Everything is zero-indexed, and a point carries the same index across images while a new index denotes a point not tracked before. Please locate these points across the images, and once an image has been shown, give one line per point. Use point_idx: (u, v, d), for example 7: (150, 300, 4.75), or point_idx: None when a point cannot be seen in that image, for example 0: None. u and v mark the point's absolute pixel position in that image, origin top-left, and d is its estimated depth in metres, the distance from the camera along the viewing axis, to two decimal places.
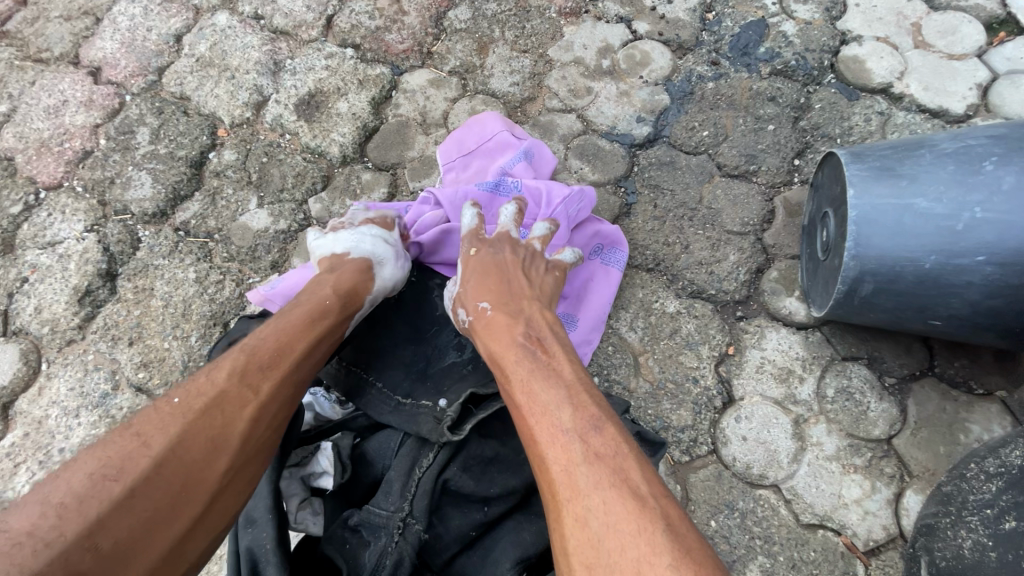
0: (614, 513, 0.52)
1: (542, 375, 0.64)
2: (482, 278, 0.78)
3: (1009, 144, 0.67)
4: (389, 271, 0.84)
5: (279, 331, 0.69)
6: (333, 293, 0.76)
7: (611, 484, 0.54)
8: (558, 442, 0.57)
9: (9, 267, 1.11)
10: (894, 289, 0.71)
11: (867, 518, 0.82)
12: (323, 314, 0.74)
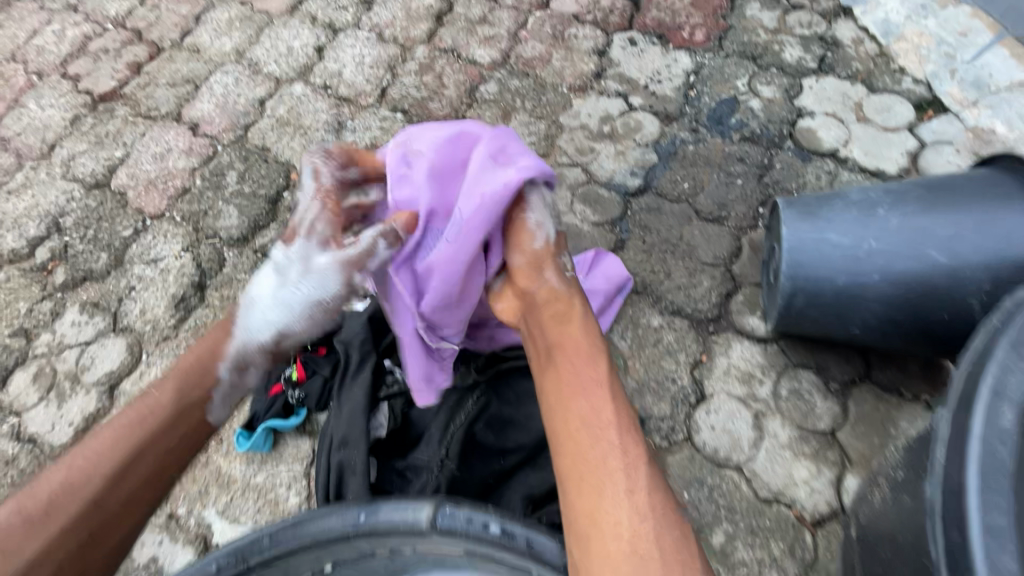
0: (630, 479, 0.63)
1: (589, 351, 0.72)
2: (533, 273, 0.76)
3: (896, 197, 0.91)
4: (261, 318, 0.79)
5: (86, 453, 0.72)
6: (165, 391, 0.78)
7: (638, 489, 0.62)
8: (595, 427, 0.64)
9: (120, 277, 1.38)
10: (819, 301, 0.93)
11: (814, 495, 1.00)
12: (134, 433, 0.74)
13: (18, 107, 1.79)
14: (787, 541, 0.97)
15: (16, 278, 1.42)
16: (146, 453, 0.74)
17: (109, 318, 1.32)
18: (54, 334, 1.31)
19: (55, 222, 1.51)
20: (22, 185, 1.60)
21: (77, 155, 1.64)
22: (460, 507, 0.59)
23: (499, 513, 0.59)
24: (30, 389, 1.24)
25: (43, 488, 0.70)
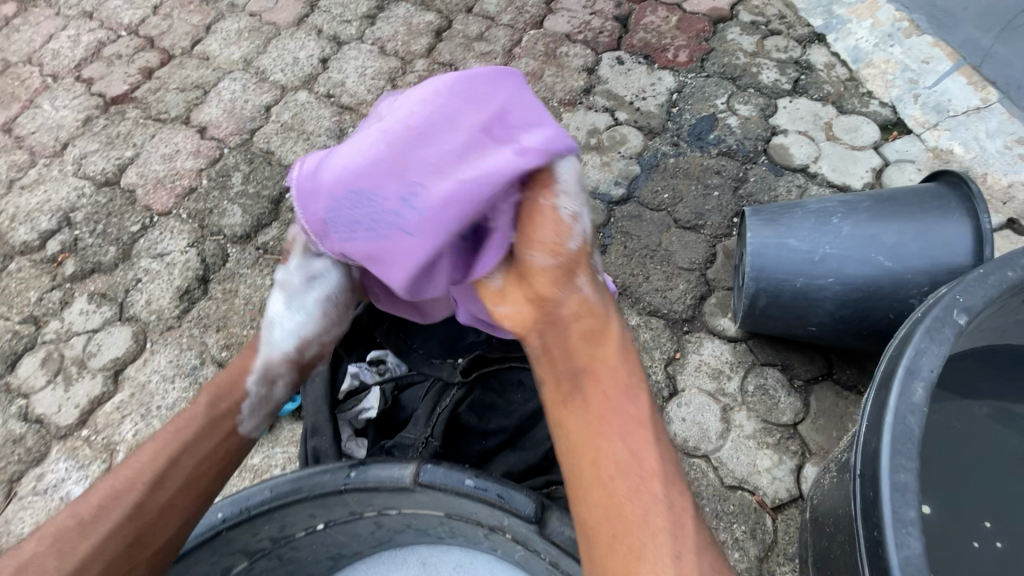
0: None
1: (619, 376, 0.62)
2: (560, 292, 0.64)
3: (849, 207, 1.00)
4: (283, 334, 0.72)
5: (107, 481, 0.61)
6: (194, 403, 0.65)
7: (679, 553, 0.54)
8: (629, 473, 0.56)
9: (128, 270, 1.45)
10: (779, 301, 1.01)
11: (775, 482, 1.07)
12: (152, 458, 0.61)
13: (32, 107, 1.87)
14: (749, 525, 1.04)
15: (27, 269, 1.49)
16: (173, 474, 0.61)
17: (116, 308, 1.38)
18: (62, 322, 1.37)
19: (66, 217, 1.58)
20: (35, 181, 1.67)
21: (87, 154, 1.72)
22: (440, 463, 0.68)
23: (474, 470, 0.69)
24: (38, 373, 1.30)
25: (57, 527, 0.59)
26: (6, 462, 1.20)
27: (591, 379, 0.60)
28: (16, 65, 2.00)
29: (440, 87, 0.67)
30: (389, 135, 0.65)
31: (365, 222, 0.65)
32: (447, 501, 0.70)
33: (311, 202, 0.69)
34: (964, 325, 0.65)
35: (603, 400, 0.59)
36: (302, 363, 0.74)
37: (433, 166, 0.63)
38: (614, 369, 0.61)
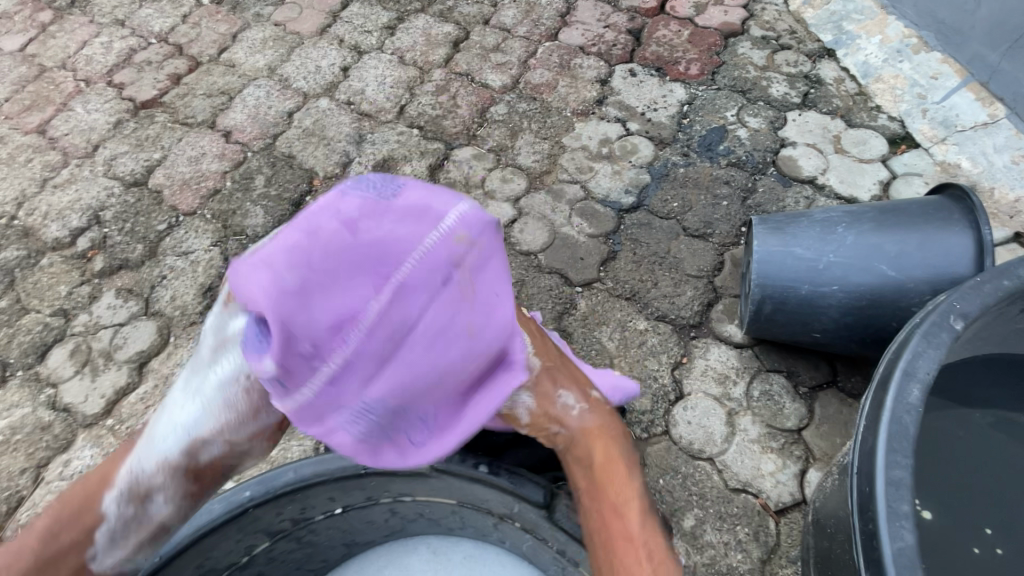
0: None
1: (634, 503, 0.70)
2: (590, 434, 0.73)
3: (854, 217, 1.03)
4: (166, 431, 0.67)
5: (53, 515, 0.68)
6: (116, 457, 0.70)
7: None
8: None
9: (154, 267, 1.50)
10: (784, 308, 1.04)
11: (778, 486, 1.09)
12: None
13: (66, 110, 1.95)
14: (752, 527, 1.06)
15: (58, 264, 1.55)
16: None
17: (141, 303, 1.44)
18: (91, 316, 1.43)
19: (96, 216, 1.64)
20: (67, 180, 1.74)
21: (117, 155, 1.79)
22: (456, 455, 0.74)
23: (487, 461, 0.74)
24: (66, 364, 1.35)
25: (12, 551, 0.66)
26: (34, 448, 1.25)
27: (627, 515, 0.67)
28: (52, 69, 2.09)
29: (426, 249, 0.60)
30: (393, 332, 0.58)
31: (396, 430, 0.64)
32: (460, 487, 0.75)
33: (346, 382, 0.61)
34: (960, 330, 0.67)
35: (642, 535, 0.67)
36: (191, 469, 0.68)
37: (453, 372, 0.61)
38: (644, 504, 0.69)
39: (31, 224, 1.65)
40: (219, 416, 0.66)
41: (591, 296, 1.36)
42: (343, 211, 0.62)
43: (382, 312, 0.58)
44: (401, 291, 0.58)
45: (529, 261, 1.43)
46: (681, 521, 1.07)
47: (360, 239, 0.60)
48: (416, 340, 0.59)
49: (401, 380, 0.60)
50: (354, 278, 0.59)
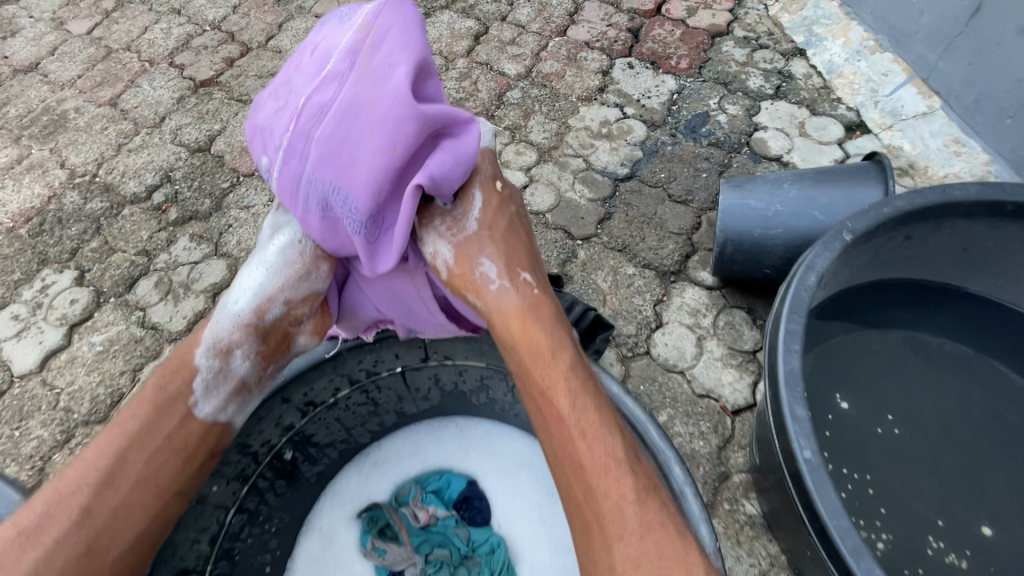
0: (623, 494, 0.70)
1: (572, 378, 0.74)
2: (507, 315, 0.77)
3: (796, 176, 1.32)
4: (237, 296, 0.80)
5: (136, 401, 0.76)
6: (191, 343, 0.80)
7: (652, 524, 0.68)
8: (595, 461, 0.71)
9: (221, 217, 1.78)
10: (741, 249, 1.32)
11: (735, 392, 1.36)
12: (115, 449, 0.73)
13: (134, 87, 2.22)
14: (712, 422, 1.33)
15: (137, 214, 1.82)
16: (132, 458, 0.73)
17: (212, 246, 1.71)
18: (170, 255, 1.70)
19: (167, 175, 1.92)
20: (140, 146, 2.02)
21: (182, 126, 2.06)
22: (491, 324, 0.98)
23: None
24: (152, 292, 1.63)
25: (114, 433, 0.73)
26: (130, 356, 1.52)
27: (555, 396, 0.74)
28: (118, 51, 2.36)
29: (340, 48, 0.79)
30: (315, 113, 0.77)
31: (334, 207, 0.77)
32: (495, 350, 0.99)
33: (294, 159, 0.78)
34: (848, 240, 0.95)
35: (572, 415, 0.72)
36: (260, 327, 0.81)
37: (365, 139, 0.74)
38: (571, 377, 0.74)
39: (111, 181, 1.92)
40: (288, 264, 0.81)
41: (589, 247, 1.63)
42: (309, 45, 0.85)
43: (310, 98, 0.78)
44: (325, 81, 0.78)
45: (539, 219, 1.71)
46: (656, 416, 1.34)
47: (311, 56, 0.82)
48: (333, 116, 0.75)
49: (324, 147, 0.75)
50: (298, 81, 0.81)
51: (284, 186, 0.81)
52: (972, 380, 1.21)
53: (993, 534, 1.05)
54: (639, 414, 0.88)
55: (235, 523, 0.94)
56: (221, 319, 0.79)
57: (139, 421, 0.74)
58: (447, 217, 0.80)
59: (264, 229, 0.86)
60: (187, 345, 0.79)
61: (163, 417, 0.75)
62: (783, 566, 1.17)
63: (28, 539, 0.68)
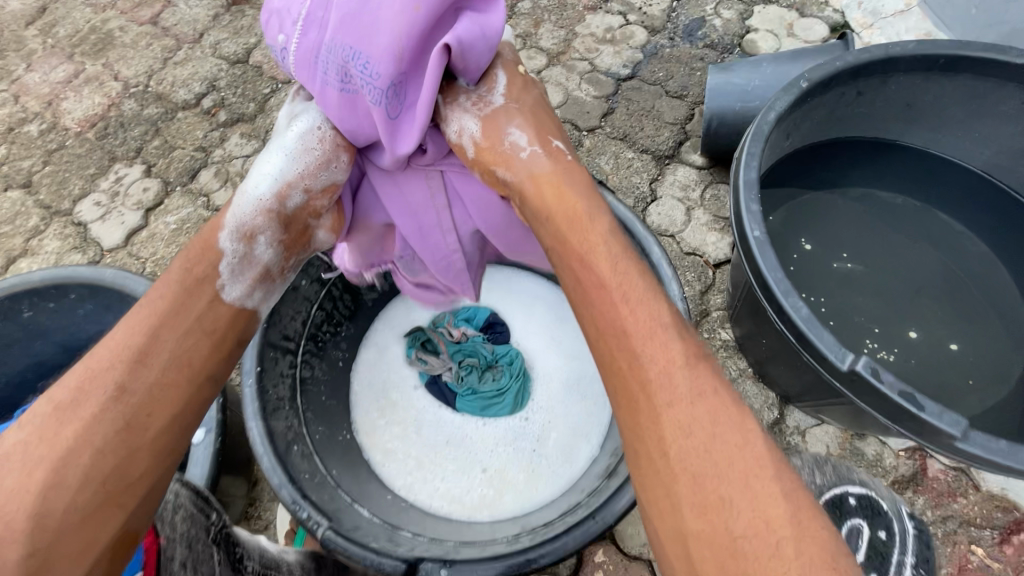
0: (681, 365, 0.66)
1: (609, 245, 0.77)
2: (539, 179, 0.86)
3: (772, 58, 1.54)
4: (257, 184, 0.91)
5: (153, 304, 0.80)
6: (206, 259, 0.86)
7: (700, 388, 0.64)
8: (642, 328, 0.69)
9: (266, 118, 2.00)
10: (726, 124, 1.54)
11: (717, 250, 1.61)
12: (131, 337, 0.76)
13: (171, 6, 2.38)
14: (698, 273, 1.58)
15: (190, 118, 2.04)
16: (163, 338, 0.77)
17: (261, 142, 1.94)
18: (225, 150, 1.93)
19: (212, 84, 2.12)
20: (184, 59, 2.21)
21: (221, 41, 2.24)
22: None
23: None
24: (213, 181, 1.87)
25: (126, 332, 0.77)
26: (201, 232, 1.78)
27: (598, 264, 0.76)
28: None
29: None
30: None
31: (352, 73, 0.85)
32: None
33: (312, 29, 0.87)
34: (805, 87, 1.16)
35: (613, 277, 0.74)
36: (283, 215, 0.91)
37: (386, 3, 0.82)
38: (612, 247, 0.78)
39: (162, 90, 2.13)
40: (297, 161, 0.92)
41: (594, 137, 1.84)
42: None
43: None
44: None
45: None
46: None
47: None
48: None
49: (346, 9, 0.84)
50: None
51: (300, 57, 0.89)
52: (919, 226, 1.42)
53: (917, 337, 1.29)
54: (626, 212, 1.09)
55: (316, 318, 1.19)
56: (245, 204, 0.89)
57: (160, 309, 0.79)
58: (472, 95, 0.94)
59: (276, 125, 0.97)
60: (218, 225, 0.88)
61: (183, 308, 0.81)
62: (750, 376, 1.44)
63: (65, 414, 0.70)
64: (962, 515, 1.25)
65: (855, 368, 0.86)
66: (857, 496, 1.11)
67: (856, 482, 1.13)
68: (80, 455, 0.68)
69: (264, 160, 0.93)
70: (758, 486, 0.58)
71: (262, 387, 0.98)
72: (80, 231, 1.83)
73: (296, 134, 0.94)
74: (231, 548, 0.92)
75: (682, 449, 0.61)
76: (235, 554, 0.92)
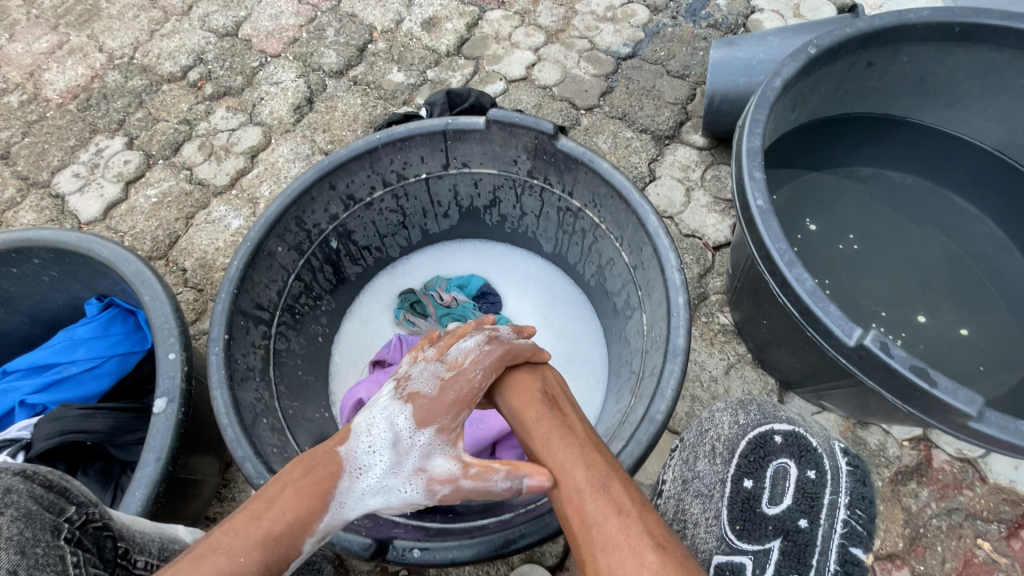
0: (615, 545, 0.59)
1: (557, 434, 0.72)
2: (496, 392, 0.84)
3: (777, 33, 1.50)
4: (371, 491, 0.73)
5: (255, 525, 0.62)
6: (304, 508, 0.66)
7: (619, 539, 0.59)
8: (571, 509, 0.64)
9: (254, 91, 1.93)
10: (728, 100, 1.48)
11: (717, 232, 1.55)
12: (226, 560, 0.58)
13: None
14: (697, 255, 1.52)
15: (176, 90, 1.97)
16: None
17: (246, 116, 1.87)
18: (210, 123, 1.87)
19: (199, 57, 2.05)
20: (171, 31, 2.13)
21: (210, 13, 2.16)
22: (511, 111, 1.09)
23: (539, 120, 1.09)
24: (197, 154, 1.80)
25: (222, 565, 0.57)
26: (183, 206, 1.71)
27: (538, 441, 0.73)
28: None
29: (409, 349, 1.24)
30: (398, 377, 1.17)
31: None
32: (505, 152, 1.16)
33: None
34: (813, 54, 1.09)
35: (546, 457, 0.70)
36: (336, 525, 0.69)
37: None
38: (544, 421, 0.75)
39: (148, 62, 2.06)
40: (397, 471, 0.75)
41: (592, 116, 1.78)
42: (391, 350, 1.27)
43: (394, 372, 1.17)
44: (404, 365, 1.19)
45: (545, 92, 1.85)
46: None
47: None
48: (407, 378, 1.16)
49: None
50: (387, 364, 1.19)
51: None
52: (929, 208, 1.37)
53: (925, 321, 1.23)
54: (615, 176, 1.02)
55: (294, 288, 1.13)
56: (353, 509, 0.70)
57: (260, 537, 0.61)
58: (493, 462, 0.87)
59: (395, 415, 0.77)
60: (316, 494, 0.67)
61: (284, 557, 0.62)
62: (749, 361, 1.37)
63: None
64: (968, 509, 1.20)
65: (863, 343, 0.81)
66: (783, 432, 0.85)
67: (782, 417, 0.87)
68: None
69: (399, 433, 0.76)
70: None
71: (229, 355, 0.92)
72: (58, 203, 1.76)
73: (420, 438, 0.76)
74: (110, 541, 0.61)
75: None
76: (117, 547, 0.62)
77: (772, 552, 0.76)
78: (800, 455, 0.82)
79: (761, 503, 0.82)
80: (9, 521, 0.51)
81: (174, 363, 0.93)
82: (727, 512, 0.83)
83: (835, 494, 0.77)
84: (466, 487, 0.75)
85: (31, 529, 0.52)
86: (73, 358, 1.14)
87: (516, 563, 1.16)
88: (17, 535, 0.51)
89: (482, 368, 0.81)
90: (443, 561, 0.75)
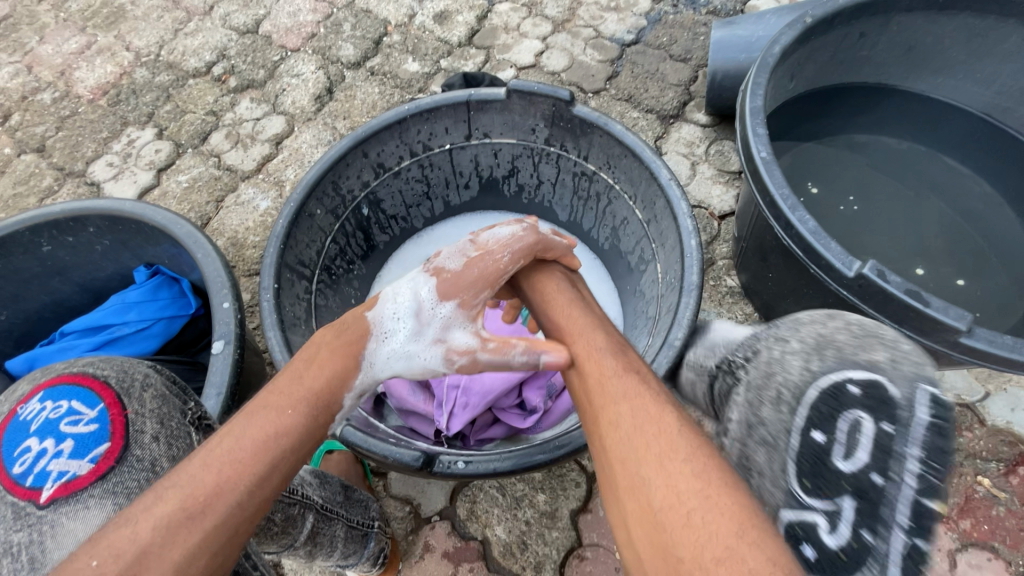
0: (641, 414, 0.61)
1: (589, 328, 0.78)
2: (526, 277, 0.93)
3: (773, 12, 1.59)
4: (396, 353, 0.83)
5: (297, 387, 0.70)
6: (337, 374, 0.75)
7: (631, 394, 0.64)
8: (597, 384, 0.68)
9: (276, 83, 2.03)
10: (730, 75, 1.57)
11: (722, 202, 1.64)
12: (276, 411, 0.66)
13: None
14: (703, 223, 1.60)
15: (201, 84, 2.07)
16: (293, 436, 0.65)
17: (269, 106, 1.97)
18: (236, 114, 1.96)
19: (222, 53, 2.14)
20: (195, 30, 2.23)
21: (230, 12, 2.26)
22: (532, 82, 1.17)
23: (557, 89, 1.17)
24: (224, 142, 1.90)
25: (274, 416, 0.65)
26: (212, 190, 1.80)
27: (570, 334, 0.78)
28: None
29: None
30: None
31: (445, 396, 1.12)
32: (524, 121, 1.24)
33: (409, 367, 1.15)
34: (809, 23, 1.18)
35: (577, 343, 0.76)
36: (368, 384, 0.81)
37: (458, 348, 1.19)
38: (580, 317, 0.81)
39: (173, 59, 2.16)
40: (417, 340, 0.85)
41: (599, 98, 1.87)
42: None
43: None
44: None
45: (554, 77, 1.94)
46: None
47: None
48: None
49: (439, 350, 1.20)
50: None
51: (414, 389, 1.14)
52: (924, 171, 1.45)
53: (924, 274, 1.30)
54: (627, 137, 1.10)
55: (330, 250, 1.22)
56: (381, 369, 0.81)
57: (305, 394, 0.69)
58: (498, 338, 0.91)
59: (421, 290, 0.87)
60: (348, 356, 0.77)
61: (328, 409, 0.71)
62: (756, 319, 1.45)
63: (196, 506, 0.57)
64: (967, 449, 1.27)
65: (861, 273, 0.89)
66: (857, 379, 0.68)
67: (860, 361, 0.69)
68: (219, 533, 0.57)
69: (422, 303, 0.86)
70: (673, 468, 0.55)
71: (279, 303, 1.01)
72: (93, 191, 1.86)
73: (438, 312, 0.86)
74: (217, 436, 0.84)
75: (650, 485, 0.56)
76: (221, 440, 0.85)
77: (846, 511, 0.64)
78: (879, 407, 0.65)
79: (832, 458, 0.67)
80: (150, 397, 0.76)
81: (228, 311, 1.01)
82: (794, 466, 0.69)
83: (907, 447, 0.64)
84: (482, 358, 0.86)
85: (165, 406, 0.77)
86: (125, 320, 1.22)
87: (542, 506, 1.23)
88: (156, 409, 0.76)
89: (510, 253, 0.90)
90: (486, 472, 0.83)
